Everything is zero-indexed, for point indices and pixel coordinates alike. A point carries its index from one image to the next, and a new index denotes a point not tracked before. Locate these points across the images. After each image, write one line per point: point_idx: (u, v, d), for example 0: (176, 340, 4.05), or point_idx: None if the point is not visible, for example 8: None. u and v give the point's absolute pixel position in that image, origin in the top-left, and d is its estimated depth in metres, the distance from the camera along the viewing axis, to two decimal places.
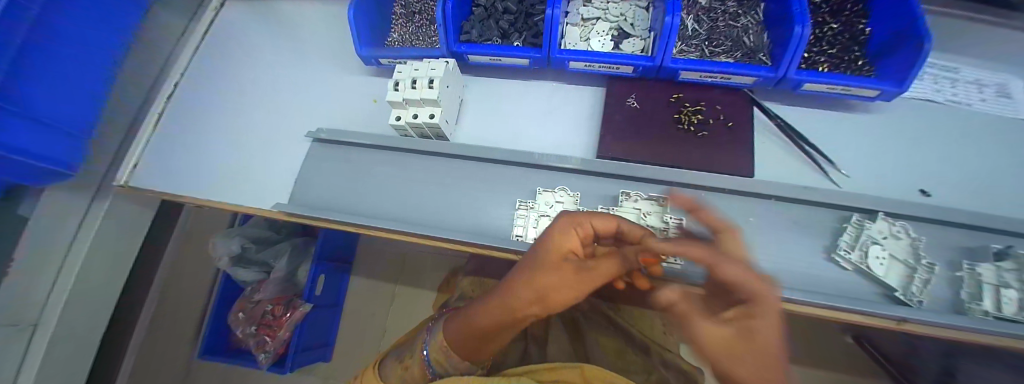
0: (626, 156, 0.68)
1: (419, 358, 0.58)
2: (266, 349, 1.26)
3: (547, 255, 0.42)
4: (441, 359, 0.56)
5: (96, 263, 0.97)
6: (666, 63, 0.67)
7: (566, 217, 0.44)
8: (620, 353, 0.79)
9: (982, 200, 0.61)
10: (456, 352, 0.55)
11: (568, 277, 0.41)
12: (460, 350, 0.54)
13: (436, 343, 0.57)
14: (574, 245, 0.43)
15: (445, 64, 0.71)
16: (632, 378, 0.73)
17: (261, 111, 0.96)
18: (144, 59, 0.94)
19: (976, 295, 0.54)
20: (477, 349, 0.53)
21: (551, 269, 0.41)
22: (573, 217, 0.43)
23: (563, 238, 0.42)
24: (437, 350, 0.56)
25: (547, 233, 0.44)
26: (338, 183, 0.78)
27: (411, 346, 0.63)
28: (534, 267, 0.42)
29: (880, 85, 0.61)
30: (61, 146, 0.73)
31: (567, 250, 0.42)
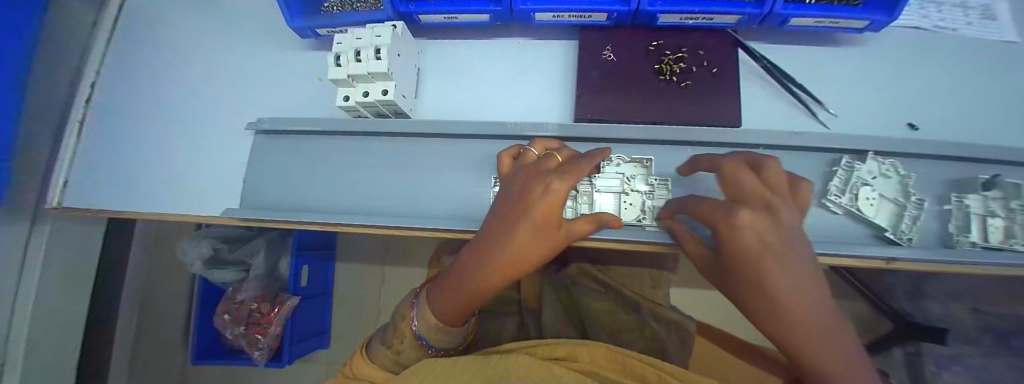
0: (604, 116, 0.62)
1: (411, 336, 0.60)
2: (259, 346, 1.21)
3: (534, 206, 0.49)
4: (432, 333, 0.59)
5: (50, 293, 0.88)
6: (642, 6, 0.59)
7: (554, 174, 0.50)
8: (611, 314, 0.79)
9: (969, 129, 0.59)
10: (440, 310, 0.58)
11: (543, 225, 0.49)
12: (443, 311, 0.58)
13: (424, 314, 0.59)
14: (558, 201, 0.49)
15: (392, 29, 0.61)
16: (626, 338, 0.74)
17: (194, 105, 0.83)
18: (54, 58, 0.79)
19: (963, 227, 0.54)
20: (464, 311, 0.58)
21: (533, 216, 0.49)
22: (563, 174, 0.49)
23: (552, 194, 0.48)
24: (424, 326, 0.59)
25: (534, 187, 0.50)
26: (294, 179, 0.70)
27: (394, 328, 0.63)
28: (519, 215, 0.50)
29: (869, 15, 0.56)
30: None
31: (552, 204, 0.48)
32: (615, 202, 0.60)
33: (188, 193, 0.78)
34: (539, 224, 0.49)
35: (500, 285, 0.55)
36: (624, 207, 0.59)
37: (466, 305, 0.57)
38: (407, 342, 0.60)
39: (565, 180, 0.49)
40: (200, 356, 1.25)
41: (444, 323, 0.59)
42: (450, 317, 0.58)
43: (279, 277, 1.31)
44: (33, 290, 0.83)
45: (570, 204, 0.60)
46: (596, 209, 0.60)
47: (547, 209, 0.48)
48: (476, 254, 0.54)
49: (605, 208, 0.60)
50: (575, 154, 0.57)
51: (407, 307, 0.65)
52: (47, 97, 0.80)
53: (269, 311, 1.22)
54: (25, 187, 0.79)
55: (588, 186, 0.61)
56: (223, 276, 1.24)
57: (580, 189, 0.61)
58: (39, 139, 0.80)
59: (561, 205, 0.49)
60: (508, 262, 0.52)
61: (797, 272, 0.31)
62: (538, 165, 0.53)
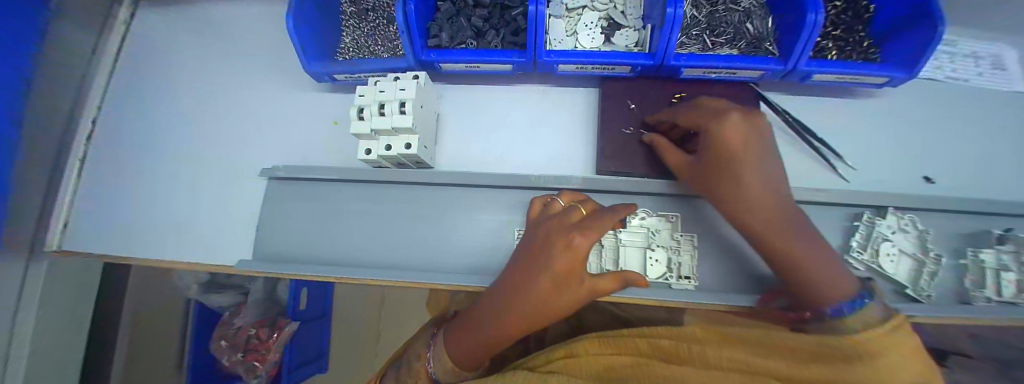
0: (627, 168, 0.62)
1: (425, 372, 0.59)
2: (257, 373, 1.17)
3: (556, 262, 0.46)
4: (450, 376, 0.57)
5: (47, 336, 0.83)
6: (667, 60, 0.59)
7: (577, 228, 0.48)
8: None
9: (974, 181, 0.62)
10: (454, 357, 0.56)
11: (563, 281, 0.47)
12: (459, 360, 0.55)
13: (439, 356, 0.58)
14: (580, 257, 0.46)
15: (415, 81, 0.59)
16: None
17: (202, 145, 0.81)
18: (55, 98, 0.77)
19: (980, 282, 0.55)
20: (481, 359, 0.55)
21: (554, 273, 0.46)
22: (587, 229, 0.47)
23: (574, 250, 0.46)
24: (440, 369, 0.57)
25: (555, 240, 0.48)
26: (310, 227, 0.68)
27: (411, 367, 0.62)
28: (541, 268, 0.47)
29: (890, 73, 0.57)
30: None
31: (573, 260, 0.46)
32: (640, 258, 0.60)
33: (194, 239, 0.76)
34: (561, 281, 0.47)
35: (518, 334, 0.53)
36: (650, 264, 0.59)
37: (481, 352, 0.54)
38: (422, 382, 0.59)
39: (589, 236, 0.47)
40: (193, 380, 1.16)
41: (461, 369, 0.56)
42: (467, 363, 0.56)
43: (276, 301, 1.26)
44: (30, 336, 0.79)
45: (595, 258, 0.60)
46: (621, 265, 0.60)
47: (568, 264, 0.46)
48: (496, 301, 0.52)
49: (630, 264, 0.60)
50: (598, 208, 0.55)
51: (423, 347, 0.63)
52: (45, 136, 0.77)
53: (267, 337, 1.16)
54: (20, 228, 0.75)
55: (613, 240, 0.61)
56: (221, 299, 1.21)
57: (605, 243, 0.61)
58: (37, 181, 0.77)
59: (582, 263, 0.47)
60: (526, 314, 0.49)
61: (757, 159, 0.39)
62: (559, 219, 0.51)
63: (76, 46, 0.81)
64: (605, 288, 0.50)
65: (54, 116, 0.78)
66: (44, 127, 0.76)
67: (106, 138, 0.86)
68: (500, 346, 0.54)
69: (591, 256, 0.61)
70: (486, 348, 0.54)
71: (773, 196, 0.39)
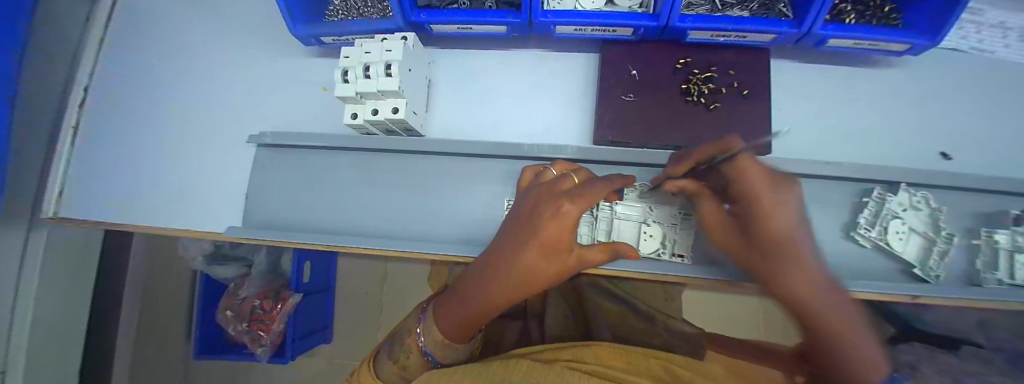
0: (624, 139, 0.59)
1: (416, 347, 0.56)
2: (263, 342, 1.16)
3: (544, 231, 0.44)
4: (441, 348, 0.55)
5: (52, 301, 0.85)
6: (673, 22, 0.55)
7: (568, 197, 0.45)
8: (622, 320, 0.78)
9: (992, 158, 0.59)
10: (443, 331, 0.54)
11: (552, 250, 0.45)
12: (451, 333, 0.54)
13: (429, 329, 0.55)
14: (569, 226, 0.44)
15: (403, 42, 0.56)
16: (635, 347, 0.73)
17: (192, 111, 0.79)
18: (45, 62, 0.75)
19: (992, 263, 0.52)
20: (473, 328, 0.54)
21: (541, 241, 0.44)
22: (579, 198, 0.45)
23: (563, 219, 0.44)
24: (431, 341, 0.55)
25: (545, 208, 0.46)
26: (298, 195, 0.67)
27: (402, 341, 0.58)
28: (529, 237, 0.45)
29: (912, 39, 0.53)
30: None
31: (562, 230, 0.44)
32: (634, 231, 0.58)
33: (189, 209, 0.75)
34: (549, 249, 0.45)
35: (508, 303, 0.52)
36: (643, 238, 0.58)
37: (473, 323, 0.53)
38: (414, 357, 0.56)
39: (580, 204, 0.44)
40: (201, 351, 1.18)
41: (450, 340, 0.55)
42: (457, 334, 0.54)
43: (280, 273, 1.26)
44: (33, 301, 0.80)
45: (586, 230, 0.59)
46: (613, 237, 0.58)
47: (557, 232, 0.44)
48: (484, 270, 0.50)
49: (624, 236, 0.58)
50: (593, 177, 0.52)
51: (413, 321, 0.60)
52: (39, 105, 0.75)
53: (271, 308, 1.16)
54: (18, 195, 0.74)
55: (608, 211, 0.59)
56: (225, 272, 1.20)
57: (599, 214, 0.59)
58: (32, 145, 0.76)
59: (571, 232, 0.45)
60: (516, 283, 0.47)
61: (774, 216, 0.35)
62: (551, 187, 0.49)
63: (67, 8, 0.78)
64: (595, 261, 0.48)
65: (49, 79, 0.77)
66: (39, 95, 0.75)
67: (100, 105, 0.82)
68: (488, 315, 0.53)
69: (582, 228, 0.60)
70: (476, 320, 0.52)
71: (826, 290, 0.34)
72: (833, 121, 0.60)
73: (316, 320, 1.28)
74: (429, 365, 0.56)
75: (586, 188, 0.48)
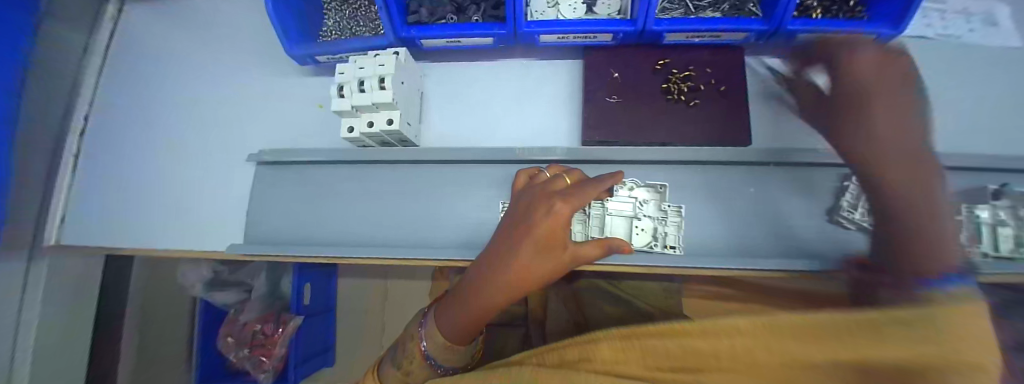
0: (611, 138, 0.61)
1: (418, 353, 0.56)
2: (264, 367, 1.14)
3: (538, 228, 0.47)
4: (443, 350, 0.55)
5: (53, 331, 0.85)
6: (648, 25, 0.59)
7: (559, 196, 0.48)
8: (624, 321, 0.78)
9: (963, 137, 0.61)
10: (444, 335, 0.55)
11: (546, 247, 0.47)
12: (453, 336, 0.54)
13: (431, 334, 0.56)
14: (561, 223, 0.46)
15: (395, 56, 0.60)
16: None
17: (190, 135, 0.82)
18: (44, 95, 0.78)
19: (977, 238, 0.54)
20: (474, 331, 0.54)
21: (536, 239, 0.46)
22: (571, 197, 0.47)
23: (555, 216, 0.46)
24: (433, 345, 0.55)
25: (538, 207, 0.48)
26: (297, 211, 0.69)
27: (404, 346, 0.58)
28: (524, 235, 0.47)
29: (878, 28, 0.58)
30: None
31: (554, 227, 0.46)
32: (626, 226, 0.60)
33: (189, 231, 0.76)
34: (543, 245, 0.47)
35: (509, 304, 0.53)
36: (635, 232, 0.59)
37: (474, 323, 0.53)
38: (416, 361, 0.56)
39: (570, 201, 0.47)
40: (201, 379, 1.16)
41: (451, 342, 0.55)
42: (458, 336, 0.54)
43: (279, 296, 1.24)
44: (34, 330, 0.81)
45: (579, 227, 0.60)
46: (606, 232, 0.60)
47: (551, 230, 0.46)
48: (482, 271, 0.51)
49: (616, 231, 0.60)
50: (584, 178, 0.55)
51: (415, 326, 0.60)
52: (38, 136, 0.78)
53: (272, 332, 1.14)
54: (20, 224, 0.76)
55: (600, 209, 0.60)
56: (224, 298, 1.20)
57: (591, 212, 0.60)
58: (34, 174, 0.78)
59: (563, 228, 0.47)
60: (513, 281, 0.48)
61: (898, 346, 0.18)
62: (545, 186, 0.52)
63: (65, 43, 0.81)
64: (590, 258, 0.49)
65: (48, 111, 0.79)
66: (40, 127, 0.77)
67: (102, 134, 0.85)
68: (489, 317, 0.53)
69: (575, 225, 0.61)
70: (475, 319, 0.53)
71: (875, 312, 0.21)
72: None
73: (317, 341, 1.26)
74: (431, 372, 0.56)
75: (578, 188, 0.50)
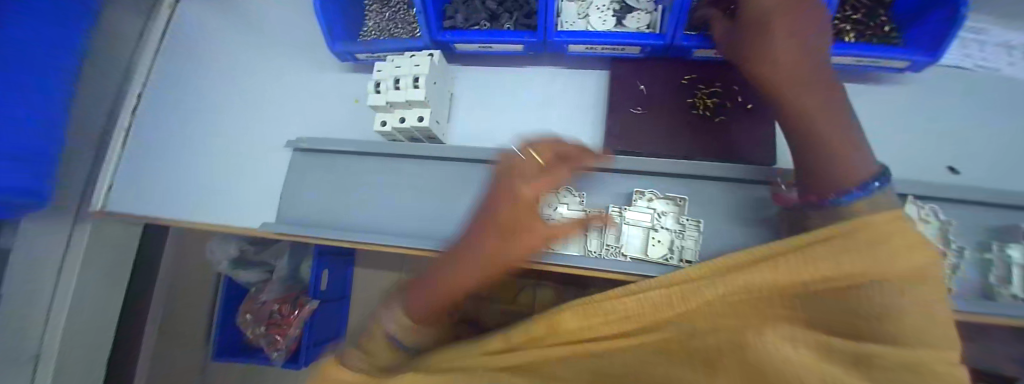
0: (633, 148, 0.62)
1: None
2: (278, 346, 1.19)
3: (500, 206, 0.44)
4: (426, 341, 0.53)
5: (92, 290, 0.93)
6: (677, 40, 0.60)
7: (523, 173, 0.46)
8: None
9: (997, 173, 0.60)
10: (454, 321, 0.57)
11: (508, 229, 0.44)
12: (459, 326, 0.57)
13: None
14: (527, 200, 0.44)
15: (431, 58, 0.63)
16: None
17: (234, 119, 0.88)
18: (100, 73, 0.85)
19: (1007, 278, 0.51)
20: (439, 331, 0.47)
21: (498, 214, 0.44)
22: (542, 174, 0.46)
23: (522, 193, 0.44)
24: None
25: (502, 185, 0.46)
26: (326, 197, 0.73)
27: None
28: (489, 214, 0.45)
29: (912, 56, 0.58)
30: (25, 171, 0.67)
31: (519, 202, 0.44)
32: (642, 237, 0.60)
33: (224, 208, 0.82)
34: (505, 227, 0.44)
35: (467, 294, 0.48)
36: (651, 243, 0.59)
37: (439, 316, 0.45)
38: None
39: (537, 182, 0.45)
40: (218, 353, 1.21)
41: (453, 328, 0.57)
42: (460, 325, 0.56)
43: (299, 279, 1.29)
44: (72, 287, 0.87)
45: (595, 233, 0.60)
46: (622, 241, 0.60)
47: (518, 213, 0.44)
48: (442, 259, 0.47)
49: (632, 240, 0.60)
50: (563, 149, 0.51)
51: None
52: (89, 111, 0.85)
53: (289, 313, 1.19)
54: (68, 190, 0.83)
55: (617, 217, 0.60)
56: (248, 275, 1.25)
57: (609, 219, 0.60)
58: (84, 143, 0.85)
59: (529, 207, 0.45)
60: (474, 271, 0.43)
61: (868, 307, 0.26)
62: (510, 167, 0.48)
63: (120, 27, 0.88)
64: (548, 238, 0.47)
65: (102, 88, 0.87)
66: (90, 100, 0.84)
67: (150, 112, 0.92)
68: (450, 311, 0.47)
69: (592, 231, 0.61)
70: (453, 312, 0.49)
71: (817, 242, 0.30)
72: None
73: (330, 327, 1.31)
74: None
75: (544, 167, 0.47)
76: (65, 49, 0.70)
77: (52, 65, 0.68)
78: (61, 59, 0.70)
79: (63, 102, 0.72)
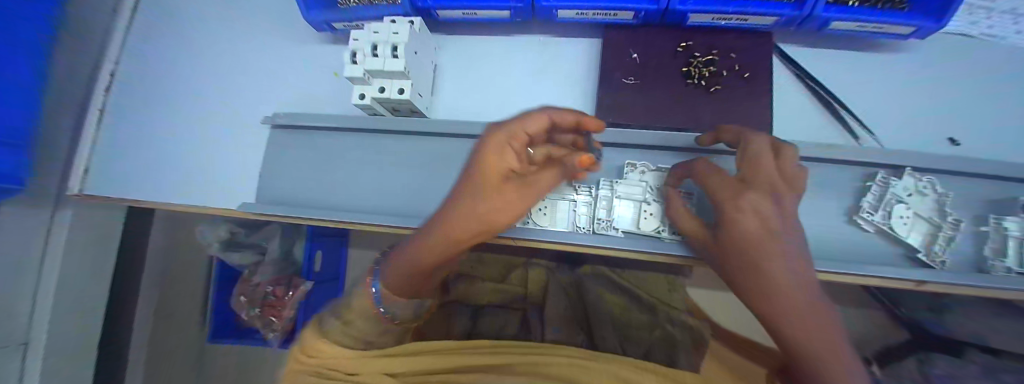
0: (625, 120, 0.59)
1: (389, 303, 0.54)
2: (273, 327, 1.18)
3: (485, 176, 0.41)
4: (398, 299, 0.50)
5: (73, 276, 0.90)
6: (673, 4, 0.56)
7: (499, 130, 0.39)
8: (624, 310, 0.86)
9: (996, 145, 0.59)
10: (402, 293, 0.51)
11: (506, 193, 0.43)
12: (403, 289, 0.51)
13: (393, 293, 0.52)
14: (511, 163, 0.40)
15: (410, 26, 0.58)
16: (636, 331, 0.80)
17: (212, 95, 0.83)
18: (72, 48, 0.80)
19: (1001, 251, 0.50)
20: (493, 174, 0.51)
21: (491, 191, 0.42)
22: (505, 132, 0.38)
23: (500, 157, 0.39)
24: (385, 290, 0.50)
25: (482, 150, 0.40)
26: (305, 174, 0.70)
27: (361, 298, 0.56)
28: (473, 193, 0.43)
29: (915, 22, 0.55)
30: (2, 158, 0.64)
31: (504, 169, 0.40)
32: (634, 211, 0.58)
33: (206, 190, 0.78)
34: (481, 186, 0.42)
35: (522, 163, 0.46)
36: (643, 217, 0.57)
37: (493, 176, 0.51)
38: (365, 299, 0.49)
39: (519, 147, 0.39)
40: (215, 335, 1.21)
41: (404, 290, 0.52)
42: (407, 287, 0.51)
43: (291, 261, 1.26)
44: (55, 273, 0.85)
45: (585, 210, 0.58)
46: (614, 214, 0.58)
47: (553, 177, 0.46)
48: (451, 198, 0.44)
49: (623, 214, 0.58)
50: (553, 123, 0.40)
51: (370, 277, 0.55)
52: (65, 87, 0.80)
53: (283, 294, 1.18)
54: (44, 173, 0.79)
55: (608, 189, 0.58)
56: (238, 258, 1.20)
57: (599, 192, 0.58)
58: (61, 120, 0.81)
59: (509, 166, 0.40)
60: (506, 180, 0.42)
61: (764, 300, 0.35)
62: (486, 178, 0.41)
63: None
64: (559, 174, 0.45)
65: (76, 62, 0.82)
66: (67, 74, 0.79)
67: (128, 91, 0.87)
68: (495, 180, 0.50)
69: (582, 208, 0.59)
70: (441, 250, 0.47)
71: (800, 283, 0.34)
72: (811, 111, 0.62)
73: None
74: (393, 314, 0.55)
75: (580, 126, 0.43)
76: (37, 35, 0.64)
77: (25, 46, 0.63)
78: (32, 46, 0.64)
79: (39, 90, 0.67)
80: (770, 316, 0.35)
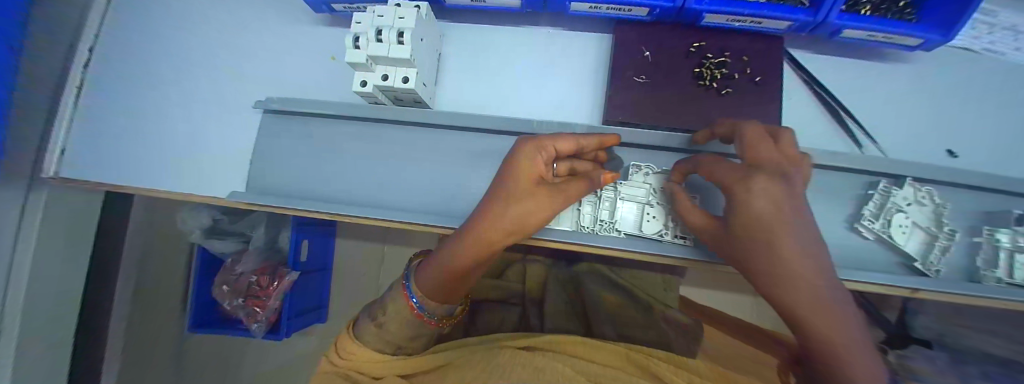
0: (635, 119, 0.58)
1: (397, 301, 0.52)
2: (257, 318, 1.13)
3: (517, 182, 0.42)
4: (434, 303, 0.52)
5: (47, 264, 0.84)
6: (689, 3, 0.55)
7: (528, 141, 0.43)
8: (620, 308, 0.87)
9: (987, 157, 0.61)
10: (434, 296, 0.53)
11: (540, 198, 0.43)
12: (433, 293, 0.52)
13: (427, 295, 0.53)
14: (541, 169, 0.43)
15: (416, 11, 0.55)
16: (634, 331, 0.81)
17: (198, 76, 0.78)
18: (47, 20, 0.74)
19: (992, 262, 0.52)
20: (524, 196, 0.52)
21: (524, 194, 0.42)
22: (538, 141, 0.42)
23: (533, 164, 0.42)
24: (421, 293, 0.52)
25: (511, 158, 0.43)
26: (298, 163, 0.67)
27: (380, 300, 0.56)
28: (503, 197, 0.43)
29: (925, 34, 0.55)
30: None
31: (536, 175, 0.43)
32: (636, 213, 0.57)
33: (193, 176, 0.74)
34: (508, 191, 0.43)
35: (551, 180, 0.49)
36: (646, 219, 0.56)
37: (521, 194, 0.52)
38: (397, 304, 0.53)
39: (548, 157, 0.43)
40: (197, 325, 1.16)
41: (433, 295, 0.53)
42: (439, 292, 0.52)
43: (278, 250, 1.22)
44: (27, 265, 0.79)
45: (590, 209, 0.57)
46: (617, 216, 0.57)
47: (583, 188, 0.44)
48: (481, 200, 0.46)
49: (626, 216, 0.57)
50: (576, 142, 0.43)
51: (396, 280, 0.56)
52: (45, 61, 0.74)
53: (268, 284, 1.13)
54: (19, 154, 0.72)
55: (611, 191, 0.57)
56: (222, 246, 1.16)
57: (602, 193, 0.57)
58: (39, 95, 0.73)
59: (543, 169, 0.42)
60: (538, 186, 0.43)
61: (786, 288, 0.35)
62: (515, 176, 0.43)
63: None
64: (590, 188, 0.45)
65: (54, 34, 0.75)
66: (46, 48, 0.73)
67: (112, 69, 0.82)
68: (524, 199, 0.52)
69: (586, 207, 0.58)
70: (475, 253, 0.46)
71: (811, 266, 0.34)
72: (817, 118, 0.62)
73: (312, 298, 1.26)
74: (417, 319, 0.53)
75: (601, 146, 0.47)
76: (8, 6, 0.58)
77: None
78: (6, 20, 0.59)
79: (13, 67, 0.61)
80: (788, 302, 0.35)
